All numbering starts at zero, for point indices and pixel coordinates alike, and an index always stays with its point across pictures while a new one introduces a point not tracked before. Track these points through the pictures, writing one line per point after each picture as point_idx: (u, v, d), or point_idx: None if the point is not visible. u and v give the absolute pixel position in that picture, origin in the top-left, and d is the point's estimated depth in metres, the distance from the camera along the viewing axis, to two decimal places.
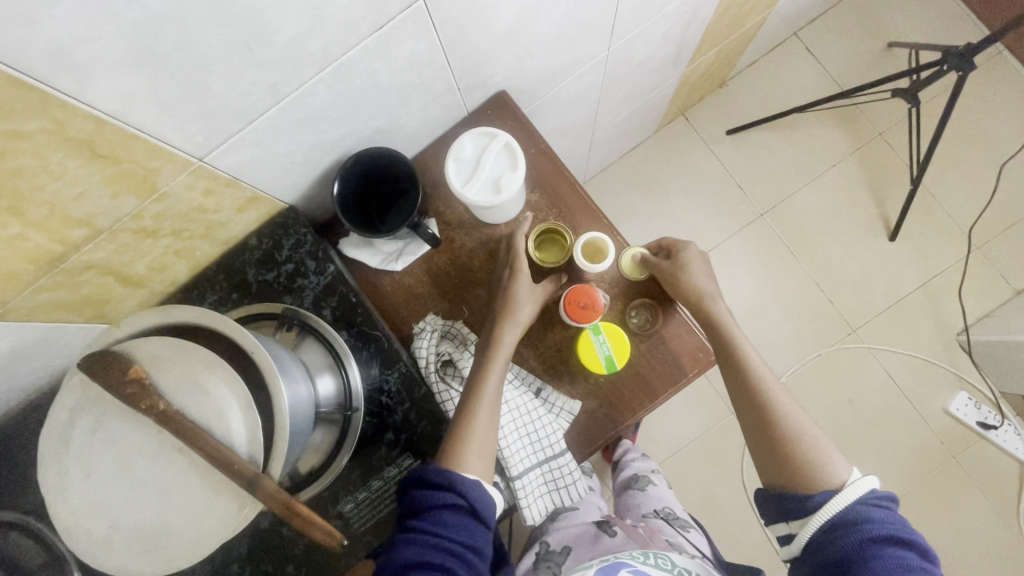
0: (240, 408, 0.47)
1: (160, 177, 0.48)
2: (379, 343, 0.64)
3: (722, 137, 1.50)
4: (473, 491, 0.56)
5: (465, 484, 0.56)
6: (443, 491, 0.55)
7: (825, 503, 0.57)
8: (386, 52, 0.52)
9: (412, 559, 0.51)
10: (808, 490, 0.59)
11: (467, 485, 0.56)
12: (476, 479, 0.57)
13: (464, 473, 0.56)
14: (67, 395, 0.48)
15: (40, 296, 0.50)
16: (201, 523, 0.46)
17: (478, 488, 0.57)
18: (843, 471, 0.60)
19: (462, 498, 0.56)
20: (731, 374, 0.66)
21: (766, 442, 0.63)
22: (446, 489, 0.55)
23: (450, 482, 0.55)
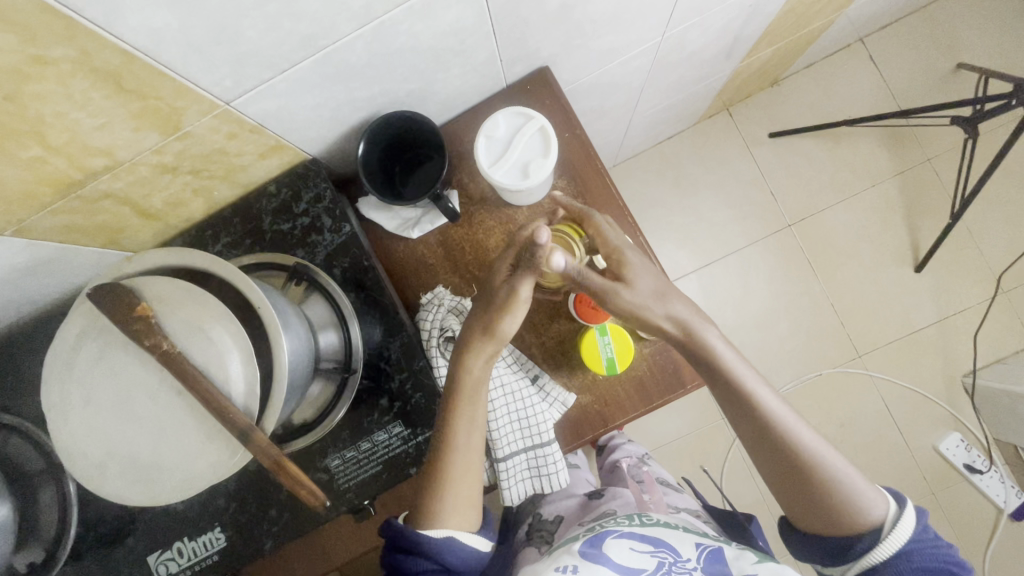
0: (240, 358, 0.47)
1: (184, 116, 0.47)
2: (385, 309, 0.64)
3: (764, 140, 1.44)
4: (445, 553, 0.59)
5: (439, 550, 0.59)
6: (420, 558, 0.59)
7: (868, 551, 0.56)
8: (431, 15, 0.49)
9: None
10: (852, 534, 0.57)
11: (436, 549, 0.59)
12: (447, 540, 0.60)
13: (433, 534, 0.59)
14: (73, 322, 0.49)
15: (56, 218, 0.50)
16: (191, 465, 0.48)
17: (451, 549, 0.60)
18: (879, 500, 0.57)
19: (438, 563, 0.59)
20: (751, 424, 0.60)
21: (801, 491, 0.59)
22: (419, 555, 0.59)
23: (425, 550, 0.58)
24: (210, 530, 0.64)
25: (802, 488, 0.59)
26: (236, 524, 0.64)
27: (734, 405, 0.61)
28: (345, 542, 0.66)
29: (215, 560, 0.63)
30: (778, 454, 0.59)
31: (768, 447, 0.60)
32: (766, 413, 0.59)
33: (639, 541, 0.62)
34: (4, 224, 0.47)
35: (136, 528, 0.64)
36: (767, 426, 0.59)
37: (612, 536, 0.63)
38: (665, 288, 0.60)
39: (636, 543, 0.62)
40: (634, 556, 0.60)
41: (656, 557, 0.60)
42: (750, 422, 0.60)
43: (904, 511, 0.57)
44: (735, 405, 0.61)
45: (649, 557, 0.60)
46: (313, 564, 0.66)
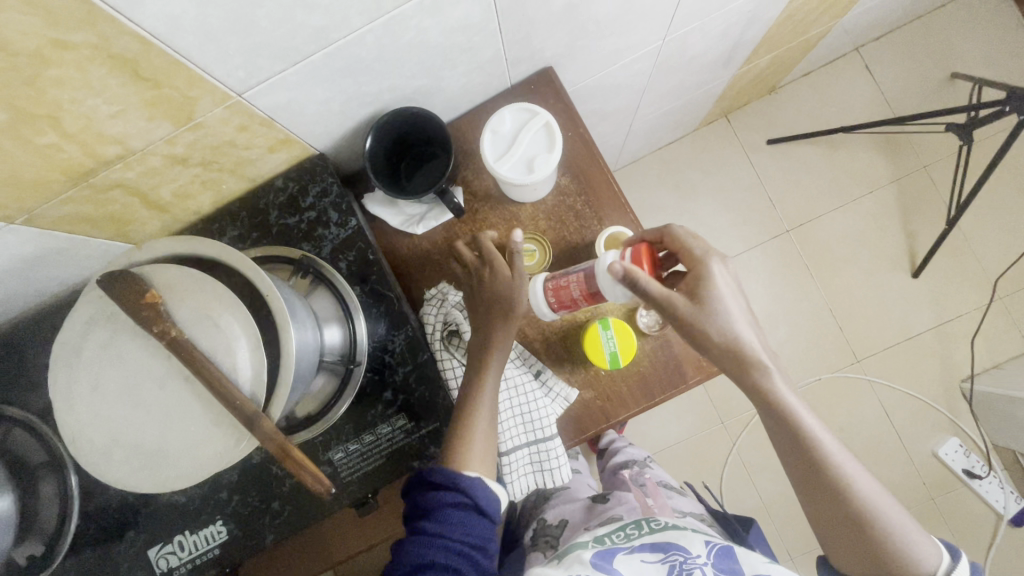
0: (248, 345, 0.48)
1: (197, 107, 0.48)
2: (389, 303, 0.64)
3: (762, 147, 1.46)
4: (477, 492, 0.59)
5: (468, 484, 0.58)
6: (449, 492, 0.58)
7: None
8: (440, 11, 0.50)
9: (424, 560, 0.56)
10: None
11: (470, 486, 0.58)
12: (476, 481, 0.59)
13: (466, 473, 0.58)
14: (82, 308, 0.49)
15: (67, 207, 0.51)
16: (197, 451, 0.48)
17: (479, 487, 0.59)
18: (934, 553, 0.56)
19: (466, 498, 0.58)
20: (803, 466, 0.58)
21: (846, 537, 0.57)
22: (450, 490, 0.58)
23: (455, 484, 0.58)
24: (211, 523, 0.64)
25: (855, 536, 0.57)
26: (238, 517, 0.64)
27: (791, 444, 0.58)
28: (345, 537, 0.66)
29: (216, 554, 0.63)
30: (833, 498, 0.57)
31: (822, 492, 0.57)
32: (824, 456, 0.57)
33: (649, 552, 0.62)
34: (15, 211, 0.47)
35: (138, 520, 0.64)
36: (825, 469, 0.57)
37: (622, 553, 0.62)
38: (745, 318, 0.55)
39: (646, 554, 0.62)
40: (645, 568, 0.60)
41: (666, 562, 0.60)
42: (804, 465, 0.58)
43: (956, 564, 0.57)
44: (792, 446, 0.58)
45: (659, 565, 0.60)
46: (313, 561, 0.66)
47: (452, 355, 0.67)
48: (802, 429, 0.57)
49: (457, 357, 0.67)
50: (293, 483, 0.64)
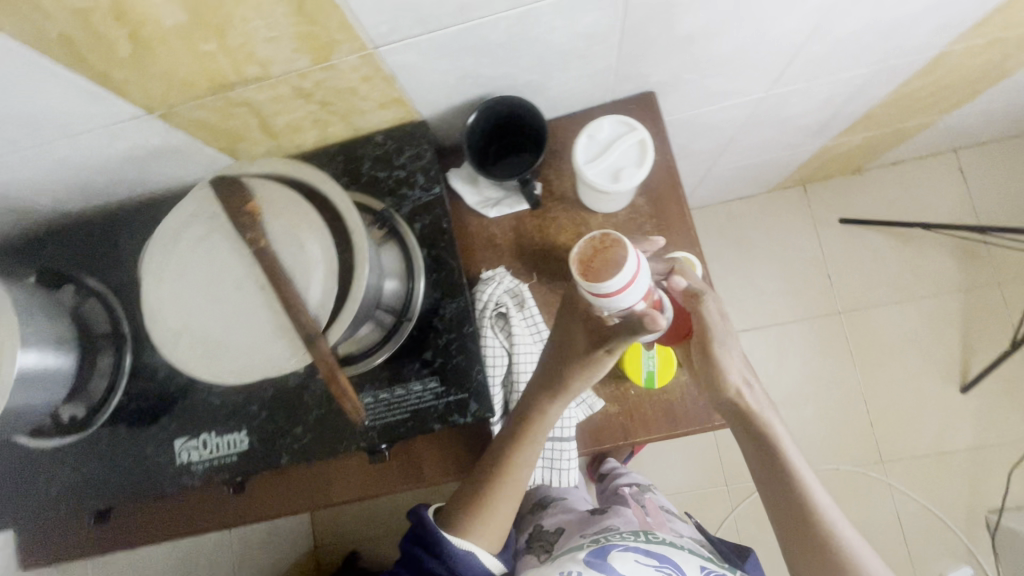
0: (323, 271, 0.51)
1: (337, 50, 0.52)
2: (449, 271, 0.67)
3: (833, 224, 1.44)
4: (458, 561, 0.65)
5: (451, 555, 0.65)
6: (435, 556, 0.66)
7: None
8: (571, 15, 0.54)
9: None
10: None
11: (455, 559, 0.65)
12: (467, 552, 0.65)
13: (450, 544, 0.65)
14: (190, 202, 0.54)
15: (199, 109, 0.57)
16: (253, 354, 0.51)
17: (465, 558, 0.65)
18: None
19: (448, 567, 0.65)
20: (780, 495, 0.65)
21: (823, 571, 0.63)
22: (436, 556, 0.66)
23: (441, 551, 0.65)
24: (236, 430, 0.67)
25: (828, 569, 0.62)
26: (260, 432, 0.67)
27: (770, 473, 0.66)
28: (350, 480, 0.69)
29: (233, 460, 0.67)
30: (802, 527, 0.64)
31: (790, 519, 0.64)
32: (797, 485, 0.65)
33: (644, 556, 0.62)
34: (157, 102, 0.54)
35: (172, 410, 0.69)
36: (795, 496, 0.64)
37: (617, 549, 0.63)
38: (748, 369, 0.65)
39: (640, 556, 0.62)
40: (638, 568, 0.60)
41: (659, 570, 0.60)
42: (780, 493, 0.65)
43: None
44: (775, 474, 0.65)
45: (653, 570, 0.60)
46: (317, 492, 0.69)
47: (495, 336, 0.68)
48: (784, 456, 0.65)
49: (500, 338, 0.69)
50: (317, 417, 0.66)
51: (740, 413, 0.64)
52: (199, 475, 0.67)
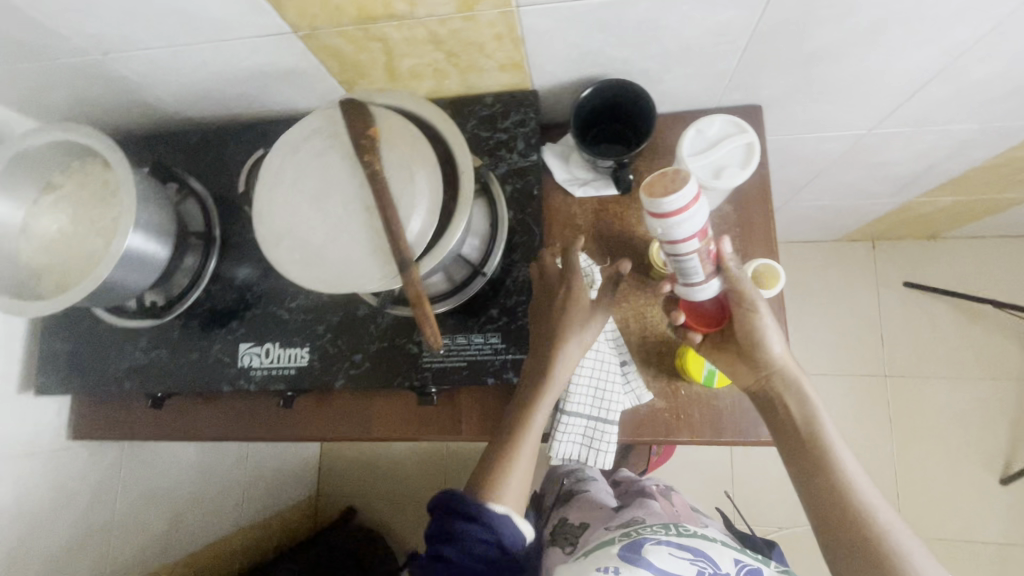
0: (427, 204, 0.54)
1: (483, 1, 0.55)
2: (529, 238, 0.68)
3: (897, 286, 1.41)
4: (500, 526, 0.59)
5: (492, 517, 0.59)
6: (473, 523, 0.59)
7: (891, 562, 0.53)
8: (710, 9, 0.55)
9: None
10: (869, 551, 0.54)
11: (496, 519, 0.59)
12: (502, 517, 0.60)
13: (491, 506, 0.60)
14: (316, 119, 0.57)
15: (339, 38, 0.60)
16: (347, 269, 0.54)
17: (503, 522, 0.60)
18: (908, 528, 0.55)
19: (489, 533, 0.59)
20: (803, 460, 0.59)
21: (843, 548, 0.55)
22: (475, 523, 0.59)
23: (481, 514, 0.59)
24: (299, 347, 0.70)
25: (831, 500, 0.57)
26: (321, 352, 0.70)
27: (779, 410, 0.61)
28: (391, 418, 0.71)
29: (290, 373, 0.70)
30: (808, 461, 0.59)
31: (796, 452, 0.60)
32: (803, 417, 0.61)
33: (677, 548, 0.62)
34: (306, 22, 0.58)
35: (243, 316, 0.73)
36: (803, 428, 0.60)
37: (651, 542, 0.63)
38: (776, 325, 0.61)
39: (674, 549, 0.62)
40: (674, 562, 0.60)
41: (694, 565, 0.60)
42: (798, 443, 0.60)
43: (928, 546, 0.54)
44: (786, 414, 0.61)
45: (689, 564, 0.60)
46: (358, 422, 0.71)
47: None
48: (819, 422, 0.60)
49: None
50: (377, 349, 0.68)
51: (750, 351, 0.61)
52: (255, 381, 0.70)
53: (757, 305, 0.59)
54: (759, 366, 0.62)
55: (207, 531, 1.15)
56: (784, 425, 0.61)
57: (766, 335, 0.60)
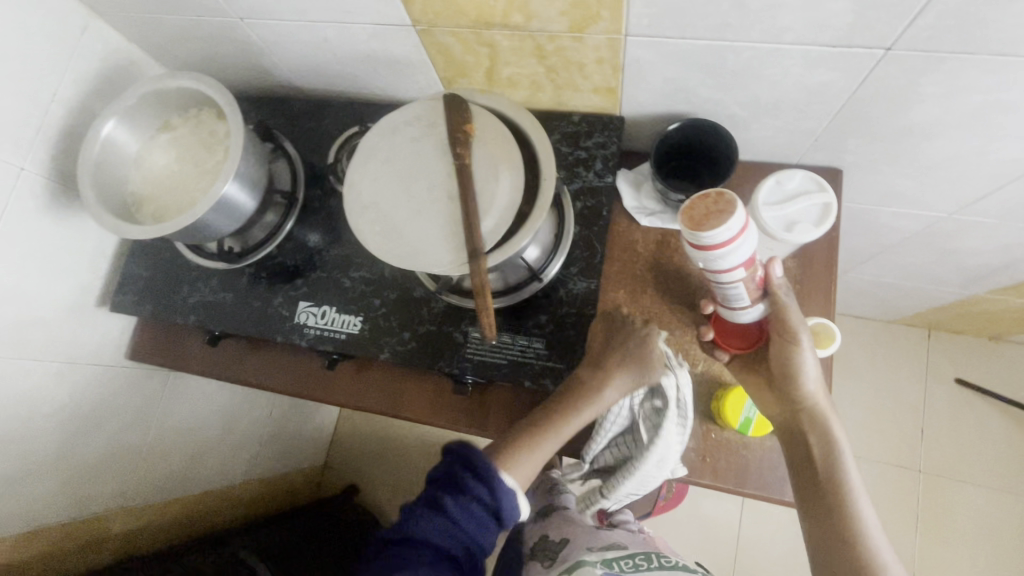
0: (506, 202, 0.56)
1: (594, 26, 0.58)
2: (591, 254, 0.70)
3: (947, 380, 1.35)
4: (505, 497, 0.55)
5: (500, 486, 0.55)
6: (480, 483, 0.54)
7: None
8: (812, 68, 0.56)
9: (420, 538, 0.53)
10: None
11: (500, 489, 0.55)
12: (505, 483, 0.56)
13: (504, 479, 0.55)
14: (418, 108, 0.62)
15: (452, 38, 0.64)
16: (420, 249, 0.57)
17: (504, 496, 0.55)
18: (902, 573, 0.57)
19: (491, 498, 0.54)
20: (815, 492, 0.61)
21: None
22: (483, 482, 0.54)
23: (490, 478, 0.55)
24: (354, 314, 0.74)
25: (831, 531, 0.59)
26: (373, 324, 0.73)
27: (795, 439, 0.64)
28: (423, 400, 0.72)
29: (340, 338, 0.73)
30: (820, 490, 0.61)
31: (809, 481, 0.62)
32: (824, 450, 0.62)
33: None
34: (426, 19, 0.62)
35: (308, 276, 0.77)
36: (820, 459, 0.62)
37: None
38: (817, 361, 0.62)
39: None
40: None
41: None
42: (810, 473, 0.62)
43: None
44: (807, 444, 0.63)
45: None
46: (392, 398, 0.73)
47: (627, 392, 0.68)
48: (839, 465, 0.61)
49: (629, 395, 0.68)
50: (425, 332, 0.71)
51: (787, 378, 0.63)
52: (307, 338, 0.74)
53: (797, 340, 0.61)
54: (791, 401, 0.64)
55: (221, 475, 1.20)
56: (803, 459, 0.63)
57: (802, 371, 0.62)
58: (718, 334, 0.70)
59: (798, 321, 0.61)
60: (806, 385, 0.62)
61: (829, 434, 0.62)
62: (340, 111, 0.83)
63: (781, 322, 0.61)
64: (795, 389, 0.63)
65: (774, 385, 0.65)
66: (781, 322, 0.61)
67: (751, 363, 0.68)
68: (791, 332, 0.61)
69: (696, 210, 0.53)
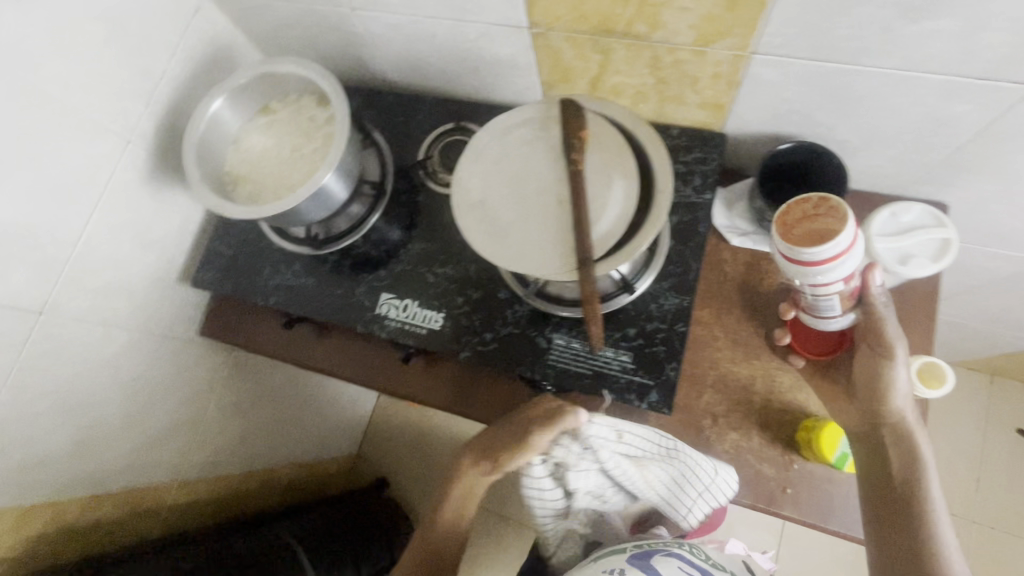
0: (618, 211, 0.56)
1: (722, 41, 0.57)
2: (684, 270, 0.69)
3: (1008, 430, 1.30)
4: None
5: None
6: None
7: None
8: (947, 99, 0.55)
9: None
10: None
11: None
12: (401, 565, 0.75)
13: None
14: (530, 111, 0.61)
15: (567, 43, 0.64)
16: (528, 252, 0.57)
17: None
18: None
19: None
20: (891, 500, 0.61)
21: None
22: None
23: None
24: (436, 310, 0.74)
25: (900, 534, 0.60)
26: (454, 321, 0.73)
27: (877, 451, 0.63)
28: (500, 402, 0.73)
29: (421, 332, 0.74)
30: (896, 498, 0.61)
31: (888, 490, 0.61)
32: (906, 461, 0.61)
33: (688, 565, 0.69)
34: (546, 23, 0.62)
35: (391, 267, 0.77)
36: (902, 472, 0.61)
37: (661, 555, 0.70)
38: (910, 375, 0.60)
39: (684, 564, 0.69)
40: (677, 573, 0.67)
41: None
42: (888, 482, 0.62)
43: None
44: (890, 455, 0.62)
45: None
46: (467, 396, 0.74)
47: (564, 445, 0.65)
48: (921, 479, 0.61)
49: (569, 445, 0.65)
50: (508, 333, 0.71)
51: (875, 391, 0.61)
52: (387, 330, 0.75)
53: (892, 353, 0.59)
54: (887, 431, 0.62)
55: (267, 456, 1.21)
56: (883, 469, 0.62)
57: (894, 385, 0.60)
58: (794, 339, 0.70)
59: (895, 333, 0.59)
60: (896, 399, 0.60)
61: (913, 447, 0.61)
62: (433, 107, 0.83)
63: (875, 332, 0.59)
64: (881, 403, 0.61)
65: (861, 398, 0.63)
66: (877, 332, 0.59)
67: (823, 368, 0.69)
68: (883, 345, 0.59)
69: (793, 213, 0.54)
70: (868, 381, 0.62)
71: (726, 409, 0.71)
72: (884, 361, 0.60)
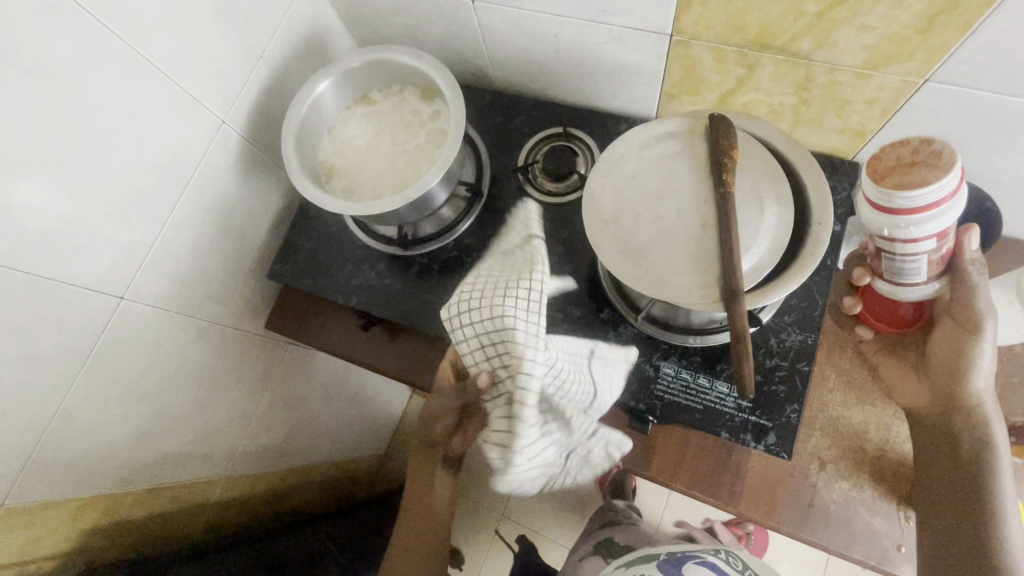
0: (772, 241, 0.51)
1: (896, 65, 0.52)
2: (809, 305, 0.64)
3: None
4: None
5: None
6: None
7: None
8: None
9: None
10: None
11: None
12: None
13: None
14: (670, 124, 0.57)
15: (710, 55, 0.60)
16: (667, 277, 0.52)
17: None
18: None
19: None
20: (955, 492, 0.60)
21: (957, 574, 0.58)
22: None
23: None
24: None
25: (959, 527, 0.59)
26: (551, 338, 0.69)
27: (941, 440, 0.62)
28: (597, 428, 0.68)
29: None
30: (964, 489, 0.60)
31: (954, 482, 0.60)
32: (976, 450, 0.60)
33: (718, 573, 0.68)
34: (693, 32, 0.58)
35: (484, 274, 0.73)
36: (968, 460, 0.60)
37: (692, 562, 0.71)
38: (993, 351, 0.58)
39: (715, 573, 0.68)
40: None
41: None
42: (955, 474, 0.60)
43: None
44: (955, 445, 0.61)
45: None
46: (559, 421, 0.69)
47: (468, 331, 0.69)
48: (993, 469, 0.59)
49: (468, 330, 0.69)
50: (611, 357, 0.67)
51: (955, 375, 0.60)
52: None
53: (978, 329, 0.57)
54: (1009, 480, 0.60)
55: (309, 454, 1.17)
56: (948, 460, 0.61)
57: (976, 361, 0.58)
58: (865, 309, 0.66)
59: (986, 302, 0.56)
60: (972, 372, 0.59)
61: (983, 435, 0.60)
62: (535, 109, 0.79)
63: (963, 304, 0.56)
64: (959, 384, 0.60)
65: (936, 376, 0.62)
66: (964, 305, 0.56)
67: (889, 342, 0.67)
68: (974, 319, 0.56)
69: (885, 160, 0.46)
70: (949, 359, 0.60)
71: (837, 455, 0.66)
72: (971, 334, 0.57)
